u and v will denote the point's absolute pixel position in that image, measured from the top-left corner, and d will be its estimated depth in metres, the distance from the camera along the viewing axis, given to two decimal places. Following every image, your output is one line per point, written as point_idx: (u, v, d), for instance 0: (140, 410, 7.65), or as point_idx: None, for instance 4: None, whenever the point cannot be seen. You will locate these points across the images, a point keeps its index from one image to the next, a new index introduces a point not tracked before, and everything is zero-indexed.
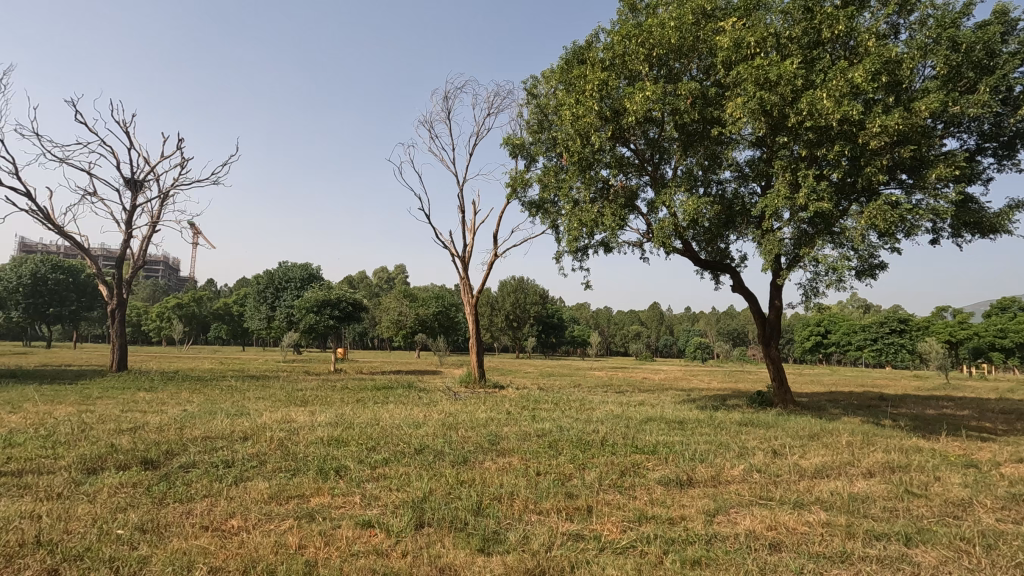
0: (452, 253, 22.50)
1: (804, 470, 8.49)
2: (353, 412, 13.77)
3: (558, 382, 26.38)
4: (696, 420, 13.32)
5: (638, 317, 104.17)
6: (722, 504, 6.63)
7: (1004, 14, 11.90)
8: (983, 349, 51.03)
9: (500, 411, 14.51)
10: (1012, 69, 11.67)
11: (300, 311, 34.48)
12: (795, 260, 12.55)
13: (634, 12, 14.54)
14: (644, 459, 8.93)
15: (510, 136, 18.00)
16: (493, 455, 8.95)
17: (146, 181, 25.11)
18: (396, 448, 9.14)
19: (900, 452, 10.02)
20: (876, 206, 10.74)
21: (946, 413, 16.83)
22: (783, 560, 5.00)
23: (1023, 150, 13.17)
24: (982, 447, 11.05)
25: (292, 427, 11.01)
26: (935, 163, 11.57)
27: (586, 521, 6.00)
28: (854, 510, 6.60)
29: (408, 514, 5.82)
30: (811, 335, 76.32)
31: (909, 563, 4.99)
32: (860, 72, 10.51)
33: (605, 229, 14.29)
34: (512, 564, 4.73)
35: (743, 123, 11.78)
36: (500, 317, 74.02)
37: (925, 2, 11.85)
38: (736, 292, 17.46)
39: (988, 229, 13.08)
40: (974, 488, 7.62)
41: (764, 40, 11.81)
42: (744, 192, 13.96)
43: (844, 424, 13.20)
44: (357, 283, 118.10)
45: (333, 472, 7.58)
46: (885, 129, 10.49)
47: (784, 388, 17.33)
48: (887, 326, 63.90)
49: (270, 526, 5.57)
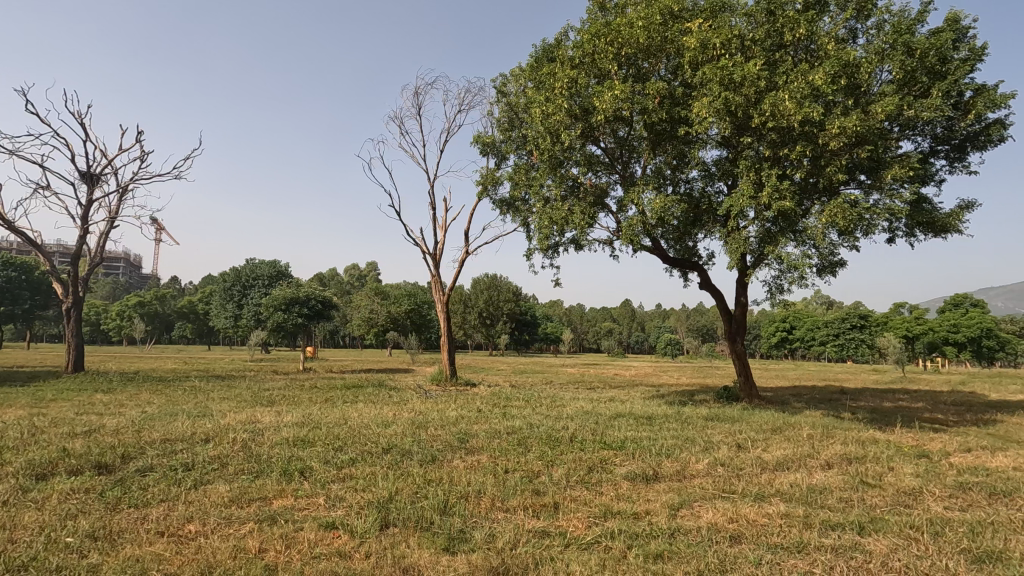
0: (423, 250, 22.31)
1: (766, 463, 8.70)
2: (321, 411, 13.54)
3: (530, 379, 26.53)
4: (664, 415, 13.54)
5: (611, 314, 105.07)
6: (685, 498, 6.75)
7: (955, 22, 12.39)
8: (937, 344, 53.36)
9: (471, 409, 14.47)
10: (962, 74, 12.18)
11: (267, 309, 33.80)
12: (759, 258, 12.83)
13: (603, 11, 14.66)
14: (611, 454, 9.04)
15: (480, 134, 17.93)
16: (462, 453, 8.92)
17: (103, 175, 24.16)
18: (363, 448, 9.02)
19: (857, 444, 10.36)
20: (836, 204, 11.04)
21: (902, 406, 17.50)
22: (743, 552, 5.11)
23: (973, 153, 13.78)
24: (933, 438, 11.51)
25: (257, 428, 10.78)
26: (891, 164, 11.98)
27: (553, 518, 6.02)
28: (812, 500, 6.81)
29: (373, 514, 5.76)
30: (776, 331, 77.99)
31: (861, 552, 5.17)
32: (820, 75, 10.81)
33: (575, 227, 14.35)
34: (477, 563, 4.72)
35: (709, 122, 11.98)
36: (473, 315, 74.02)
37: (881, 8, 12.25)
38: (704, 289, 17.81)
39: (940, 229, 13.63)
40: (924, 478, 7.94)
41: (728, 41, 12.06)
42: (710, 191, 14.18)
43: (805, 418, 13.60)
44: (328, 282, 115.81)
45: (297, 473, 7.45)
46: (844, 130, 10.79)
47: (750, 383, 17.72)
48: (848, 322, 66.35)
49: (229, 530, 5.42)
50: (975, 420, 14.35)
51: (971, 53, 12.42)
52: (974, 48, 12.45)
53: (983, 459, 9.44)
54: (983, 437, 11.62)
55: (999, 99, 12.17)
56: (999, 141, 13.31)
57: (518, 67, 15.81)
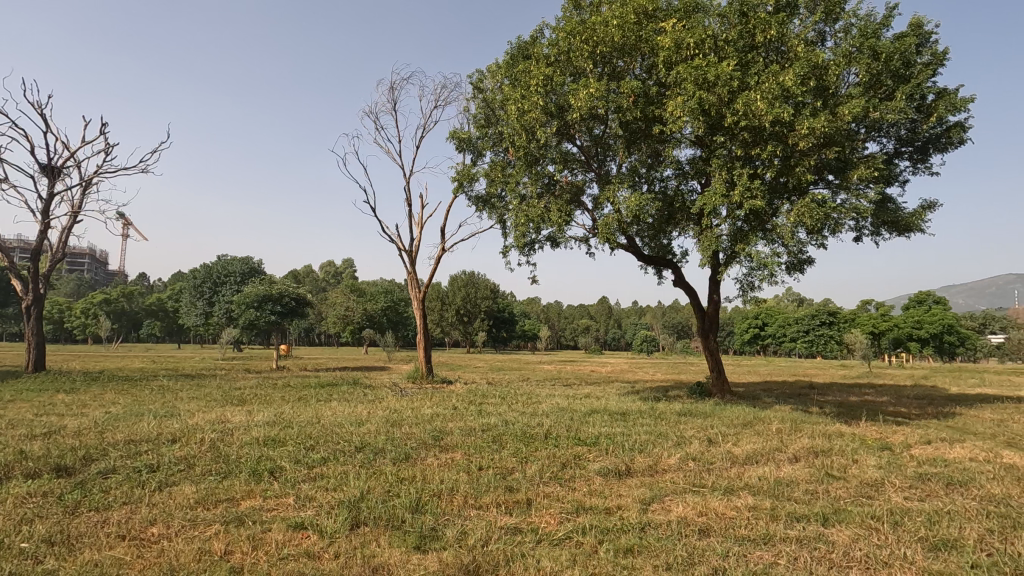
0: (398, 247, 22.03)
1: (736, 457, 8.86)
2: (293, 410, 13.33)
3: (506, 376, 26.55)
4: (638, 411, 13.66)
5: (588, 312, 105.70)
6: (657, 492, 6.83)
7: (919, 27, 12.76)
8: (902, 340, 55.11)
9: (446, 406, 14.43)
10: (924, 78, 12.58)
11: (239, 307, 33.15)
12: (731, 256, 13.04)
13: (578, 9, 14.73)
14: (585, 450, 9.09)
15: (456, 130, 17.76)
16: (436, 451, 8.88)
17: (66, 168, 23.31)
18: (335, 447, 8.90)
19: (824, 438, 10.63)
20: (804, 204, 11.29)
21: (868, 400, 18.04)
22: (711, 545, 5.20)
23: (935, 155, 14.23)
24: (896, 430, 11.88)
25: (226, 427, 10.56)
26: (857, 165, 12.27)
27: (525, 514, 6.04)
28: (779, 493, 6.96)
29: (342, 514, 5.68)
30: (748, 328, 79.23)
31: (824, 542, 5.30)
32: (791, 76, 11.02)
33: (551, 225, 14.38)
34: (448, 560, 4.70)
35: (683, 121, 12.12)
36: (450, 313, 73.80)
37: (848, 12, 12.54)
38: (677, 286, 18.03)
39: (904, 228, 14.04)
40: (886, 469, 8.19)
41: (702, 42, 12.19)
42: (684, 189, 14.32)
43: (774, 412, 13.89)
44: (302, 279, 113.89)
45: (267, 473, 7.32)
46: (813, 130, 11.01)
47: (722, 378, 17.97)
48: (818, 319, 68.22)
49: (193, 533, 5.29)
50: (935, 413, 14.86)
51: (933, 58, 12.80)
52: (936, 53, 12.84)
53: (942, 450, 9.78)
54: (942, 430, 12.06)
55: (959, 103, 12.61)
56: (959, 143, 13.78)
57: (494, 64, 15.75)
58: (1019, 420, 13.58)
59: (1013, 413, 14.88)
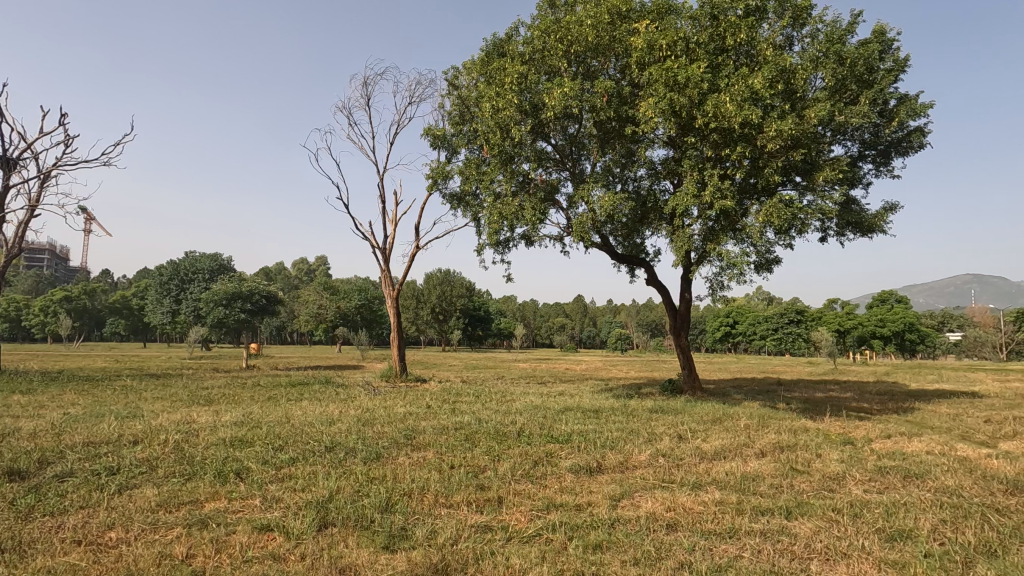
0: (372, 244, 21.77)
1: (705, 453, 9.02)
2: (262, 410, 13.07)
3: (481, 374, 26.58)
4: (611, 409, 13.82)
5: (563, 310, 106.28)
6: (627, 489, 6.91)
7: (882, 34, 13.15)
8: (866, 337, 56.43)
9: (420, 405, 14.35)
10: (887, 84, 12.99)
11: (207, 304, 32.34)
12: (702, 255, 13.27)
13: (553, 8, 14.76)
14: (558, 448, 9.14)
15: (431, 126, 17.60)
16: (407, 450, 8.81)
17: (22, 160, 22.35)
18: (304, 447, 8.76)
19: (789, 433, 10.90)
20: (772, 204, 11.54)
21: (832, 396, 18.58)
22: (678, 539, 5.28)
23: (897, 158, 14.68)
24: (857, 425, 12.26)
25: (192, 428, 10.27)
26: (823, 167, 12.59)
27: (495, 512, 6.05)
28: (745, 487, 7.12)
29: (310, 514, 5.61)
30: (720, 326, 80.80)
31: (786, 535, 5.43)
32: (759, 80, 11.24)
33: (526, 223, 14.40)
34: (417, 560, 4.67)
35: (655, 122, 12.28)
36: (426, 311, 73.39)
37: (815, 18, 12.87)
38: (650, 284, 18.24)
39: (867, 229, 14.48)
40: (848, 463, 8.45)
41: (674, 43, 12.33)
42: (657, 189, 14.48)
43: (743, 409, 14.20)
44: (274, 276, 111.78)
45: (233, 475, 7.15)
46: (780, 133, 11.26)
47: (693, 375, 18.25)
48: (787, 317, 69.91)
49: (154, 537, 5.15)
50: (895, 408, 15.40)
51: (895, 64, 13.22)
52: (897, 60, 13.26)
53: (900, 444, 10.14)
54: (901, 424, 12.49)
55: (920, 108, 13.06)
56: (919, 147, 14.25)
57: (469, 61, 15.68)
58: (973, 414, 14.18)
59: (967, 408, 15.51)
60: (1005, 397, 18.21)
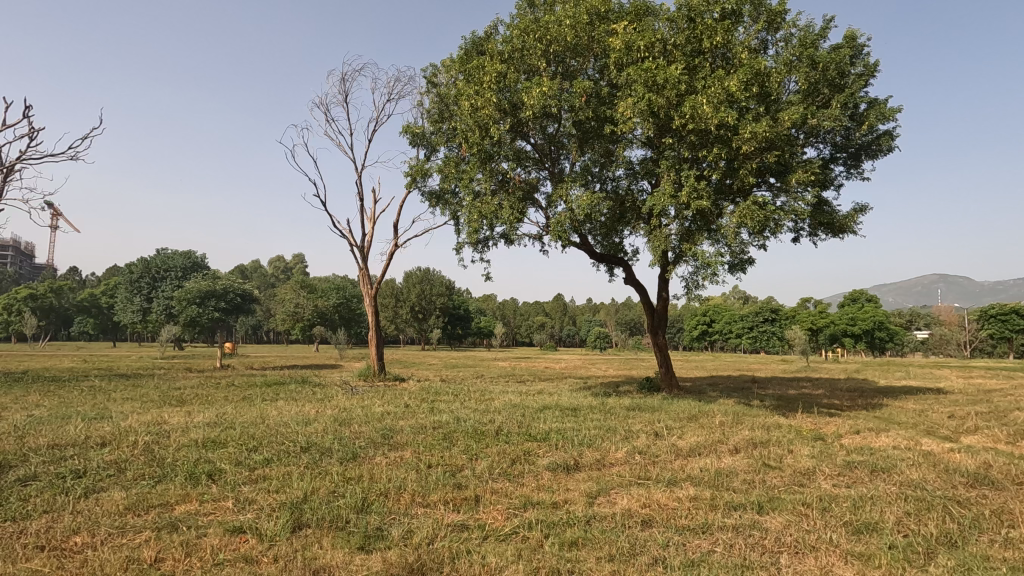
0: (350, 242, 21.55)
1: (681, 450, 9.14)
2: (236, 410, 12.85)
3: (460, 373, 26.52)
4: (589, 407, 13.92)
5: (543, 309, 106.56)
6: (603, 486, 6.97)
7: (853, 39, 13.47)
8: (838, 335, 57.81)
9: (398, 404, 14.26)
10: (857, 88, 13.29)
11: (179, 303, 31.59)
12: (679, 256, 13.44)
13: (532, 8, 14.79)
14: (535, 446, 9.17)
15: (410, 124, 17.47)
16: (385, 450, 8.75)
17: None
18: (280, 447, 8.66)
19: (763, 430, 11.11)
20: (746, 206, 11.74)
21: (805, 393, 19.00)
22: (653, 536, 5.34)
23: (867, 161, 15.04)
24: (828, 422, 12.54)
25: (163, 429, 10.03)
26: (796, 169, 12.84)
27: (472, 511, 6.03)
28: (719, 483, 7.24)
29: (284, 516, 5.53)
30: (697, 325, 81.90)
31: (758, 529, 5.54)
32: (735, 82, 11.39)
33: (504, 222, 14.41)
34: (393, 560, 4.64)
35: (633, 122, 12.39)
36: (405, 309, 72.89)
37: (789, 23, 13.12)
38: (627, 283, 18.41)
39: (838, 229, 14.82)
40: (818, 458, 8.64)
41: (652, 45, 12.47)
42: (635, 189, 14.60)
43: (718, 406, 14.43)
44: (250, 274, 109.63)
45: (205, 476, 7.01)
46: (755, 135, 11.44)
47: (670, 374, 18.44)
48: (762, 315, 71.17)
49: (122, 540, 5.03)
50: (864, 405, 15.81)
51: (866, 69, 13.55)
52: (868, 65, 13.58)
53: (869, 440, 10.43)
54: (870, 420, 12.84)
55: (888, 113, 13.42)
56: (888, 150, 14.63)
57: (448, 59, 15.61)
58: (937, 410, 14.64)
59: (933, 404, 16.00)
60: (968, 393, 18.83)
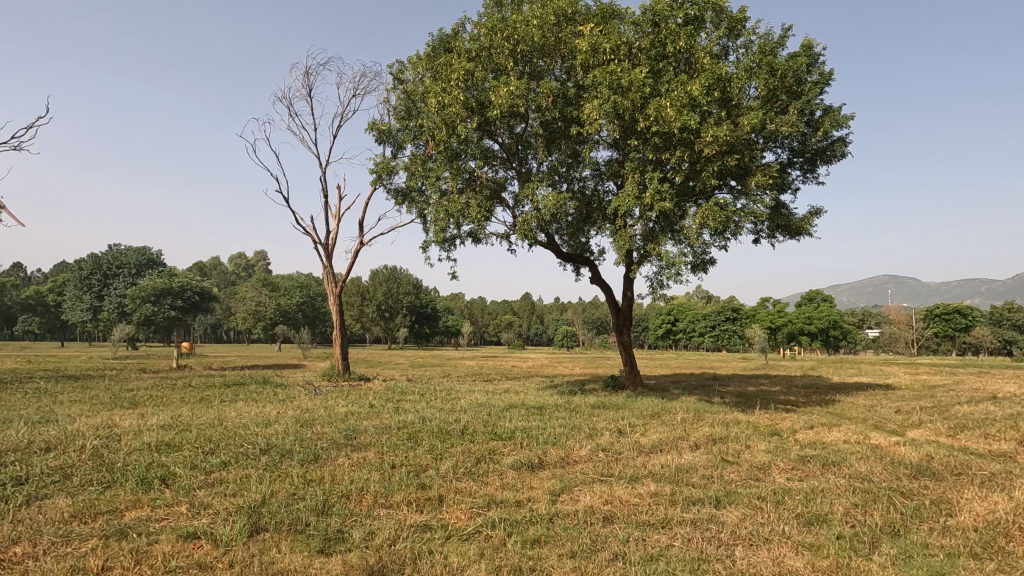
0: (314, 240, 21.09)
1: (643, 447, 9.31)
2: (193, 412, 12.44)
3: (428, 372, 26.34)
4: (555, 405, 14.01)
5: (511, 308, 106.80)
6: (567, 483, 7.05)
7: (809, 48, 13.95)
8: (795, 334, 59.86)
9: (363, 404, 14.05)
10: (813, 95, 13.75)
11: (133, 301, 30.35)
12: (643, 255, 13.65)
13: (499, 7, 14.79)
14: (500, 445, 9.18)
15: (375, 120, 17.24)
16: (348, 450, 8.62)
17: None
18: (238, 450, 8.43)
19: (722, 426, 11.42)
20: (708, 207, 12.01)
21: (763, 389, 19.61)
22: (613, 532, 5.43)
23: (822, 166, 15.61)
24: (784, 418, 12.98)
25: (113, 433, 9.62)
26: (755, 172, 13.21)
27: (435, 511, 6.01)
28: (679, 479, 7.42)
29: (241, 520, 5.39)
30: (662, 324, 83.46)
31: (715, 523, 5.69)
32: (698, 86, 11.63)
33: (471, 220, 14.37)
34: (353, 562, 4.59)
35: (599, 123, 12.53)
36: (371, 309, 71.95)
37: (749, 30, 13.49)
38: (594, 283, 18.61)
39: (795, 231, 15.31)
40: (774, 453, 8.94)
41: (618, 48, 12.63)
42: (601, 189, 14.76)
43: (680, 403, 14.74)
44: (209, 271, 106.18)
45: (157, 481, 6.77)
46: (716, 139, 11.70)
47: (635, 371, 18.72)
48: (723, 314, 73.07)
49: (66, 549, 4.81)
50: (819, 401, 16.41)
51: (821, 77, 14.05)
52: (823, 73, 14.07)
53: (822, 434, 10.84)
54: (824, 416, 13.33)
55: (842, 120, 13.95)
56: (842, 156, 15.23)
57: (415, 55, 15.47)
58: (885, 405, 15.33)
59: (882, 399, 16.77)
60: (914, 389, 19.77)
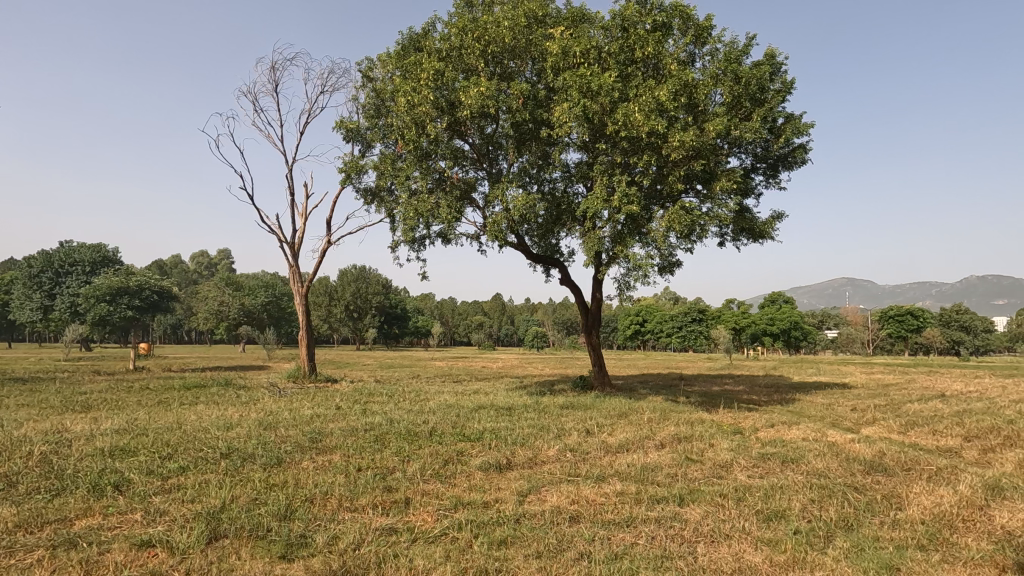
0: (279, 238, 20.62)
1: (610, 446, 9.42)
2: (150, 415, 12.01)
3: (397, 373, 26.04)
4: (524, 406, 14.03)
5: (482, 309, 106.57)
6: (534, 483, 7.09)
7: (772, 57, 14.34)
8: (758, 334, 61.45)
9: (329, 406, 13.81)
10: (776, 103, 14.14)
11: (88, 300, 29.13)
12: (612, 257, 13.81)
13: (470, 7, 14.76)
14: (469, 446, 9.16)
15: (344, 118, 16.98)
16: (313, 454, 8.45)
17: None
18: (197, 454, 8.18)
19: (687, 425, 11.64)
20: (674, 211, 12.22)
21: (727, 389, 20.07)
22: (579, 531, 5.48)
23: (783, 172, 16.08)
24: (746, 416, 13.32)
25: (63, 438, 9.19)
26: (720, 177, 13.50)
27: (401, 513, 5.96)
28: (644, 477, 7.53)
29: (199, 528, 5.24)
30: (630, 325, 84.55)
31: (679, 521, 5.80)
32: (665, 92, 11.83)
33: (442, 221, 14.30)
34: (316, 568, 4.51)
35: (569, 125, 12.64)
36: (339, 309, 70.76)
37: (715, 38, 13.80)
38: (563, 284, 18.71)
39: (758, 235, 15.71)
40: (735, 451, 9.17)
41: (587, 51, 12.75)
42: (570, 192, 14.87)
43: (648, 403, 14.93)
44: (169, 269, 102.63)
45: (110, 488, 6.51)
46: (682, 144, 11.91)
47: (603, 371, 18.90)
48: (690, 315, 74.47)
49: (9, 561, 4.59)
50: (779, 399, 16.90)
51: (783, 85, 14.45)
52: (785, 82, 14.48)
53: (782, 432, 11.17)
54: (784, 414, 13.73)
55: (803, 128, 14.38)
56: (802, 162, 15.73)
57: (384, 54, 15.31)
58: (841, 403, 15.89)
59: (839, 397, 17.41)
60: (869, 388, 20.53)
